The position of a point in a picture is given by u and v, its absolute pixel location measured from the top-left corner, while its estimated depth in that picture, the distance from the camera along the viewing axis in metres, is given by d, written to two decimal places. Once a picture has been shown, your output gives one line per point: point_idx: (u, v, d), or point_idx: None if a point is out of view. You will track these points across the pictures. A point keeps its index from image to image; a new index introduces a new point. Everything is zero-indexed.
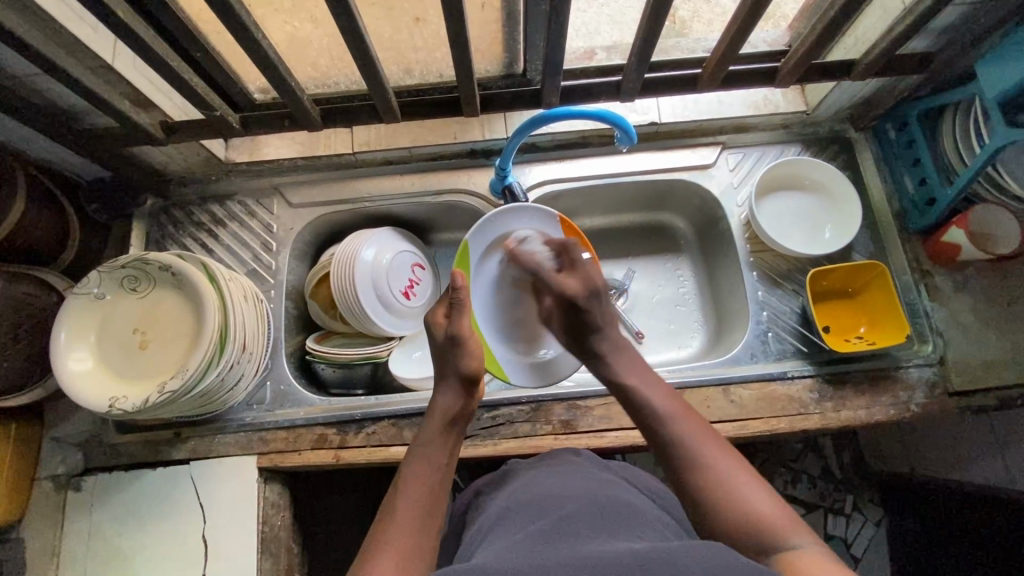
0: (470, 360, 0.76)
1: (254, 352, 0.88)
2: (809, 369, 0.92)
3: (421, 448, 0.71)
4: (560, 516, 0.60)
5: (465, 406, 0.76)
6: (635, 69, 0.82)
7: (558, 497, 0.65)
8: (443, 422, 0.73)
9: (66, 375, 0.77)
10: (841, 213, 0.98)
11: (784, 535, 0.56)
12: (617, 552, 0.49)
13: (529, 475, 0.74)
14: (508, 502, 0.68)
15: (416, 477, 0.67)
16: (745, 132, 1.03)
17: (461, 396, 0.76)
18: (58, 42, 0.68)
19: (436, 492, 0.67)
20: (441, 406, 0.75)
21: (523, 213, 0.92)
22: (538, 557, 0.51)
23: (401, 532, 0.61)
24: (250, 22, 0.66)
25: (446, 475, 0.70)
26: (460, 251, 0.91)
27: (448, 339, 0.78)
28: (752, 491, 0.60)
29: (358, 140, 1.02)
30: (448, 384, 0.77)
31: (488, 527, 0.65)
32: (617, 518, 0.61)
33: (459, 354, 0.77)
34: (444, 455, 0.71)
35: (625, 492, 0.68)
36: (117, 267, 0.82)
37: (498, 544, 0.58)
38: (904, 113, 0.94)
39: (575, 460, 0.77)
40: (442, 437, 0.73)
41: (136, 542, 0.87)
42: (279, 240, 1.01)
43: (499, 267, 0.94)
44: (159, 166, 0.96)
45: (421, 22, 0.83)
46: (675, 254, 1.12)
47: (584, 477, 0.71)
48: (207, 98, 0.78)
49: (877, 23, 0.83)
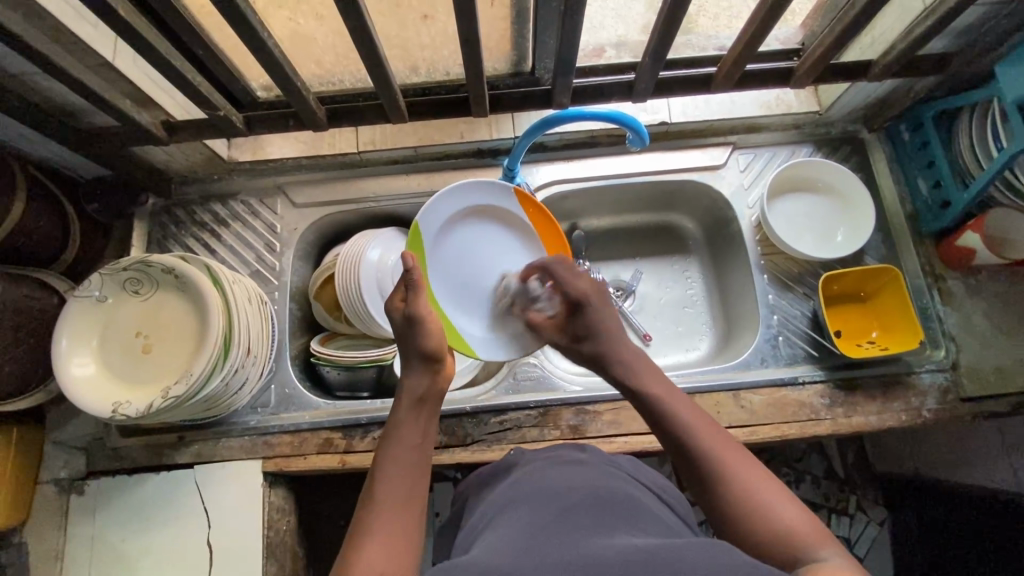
0: (428, 338, 0.72)
1: (258, 356, 0.87)
2: (820, 374, 0.91)
3: (394, 430, 0.67)
4: (561, 507, 0.58)
5: (433, 384, 0.71)
6: (649, 68, 0.80)
7: (557, 487, 0.62)
8: (412, 404, 0.69)
9: (68, 380, 0.76)
10: (854, 216, 0.97)
11: (810, 543, 0.54)
12: (619, 552, 0.48)
13: (530, 466, 0.71)
14: (507, 494, 0.66)
15: (391, 463, 0.63)
16: (756, 132, 1.02)
17: (427, 374, 0.71)
18: (56, 40, 0.66)
19: (414, 475, 0.63)
20: (407, 387, 0.70)
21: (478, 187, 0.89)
22: (541, 558, 0.49)
23: (384, 521, 0.58)
24: (255, 20, 0.64)
25: (425, 456, 0.65)
26: (410, 235, 0.84)
27: (404, 320, 0.73)
28: (774, 493, 0.58)
29: (363, 139, 1.00)
30: (414, 364, 0.71)
31: (486, 520, 0.63)
32: (617, 509, 0.58)
33: (418, 333, 0.72)
34: (418, 435, 0.66)
35: (632, 486, 0.66)
36: (120, 270, 0.80)
37: (498, 535, 0.55)
38: (919, 115, 0.92)
39: (575, 451, 0.74)
40: (414, 417, 0.68)
41: (140, 546, 0.86)
42: (283, 240, 0.99)
43: (456, 240, 0.89)
44: (161, 165, 0.94)
45: (429, 19, 0.81)
46: (684, 255, 1.11)
47: (585, 468, 0.68)
48: (210, 97, 0.76)
49: (896, 22, 0.81)
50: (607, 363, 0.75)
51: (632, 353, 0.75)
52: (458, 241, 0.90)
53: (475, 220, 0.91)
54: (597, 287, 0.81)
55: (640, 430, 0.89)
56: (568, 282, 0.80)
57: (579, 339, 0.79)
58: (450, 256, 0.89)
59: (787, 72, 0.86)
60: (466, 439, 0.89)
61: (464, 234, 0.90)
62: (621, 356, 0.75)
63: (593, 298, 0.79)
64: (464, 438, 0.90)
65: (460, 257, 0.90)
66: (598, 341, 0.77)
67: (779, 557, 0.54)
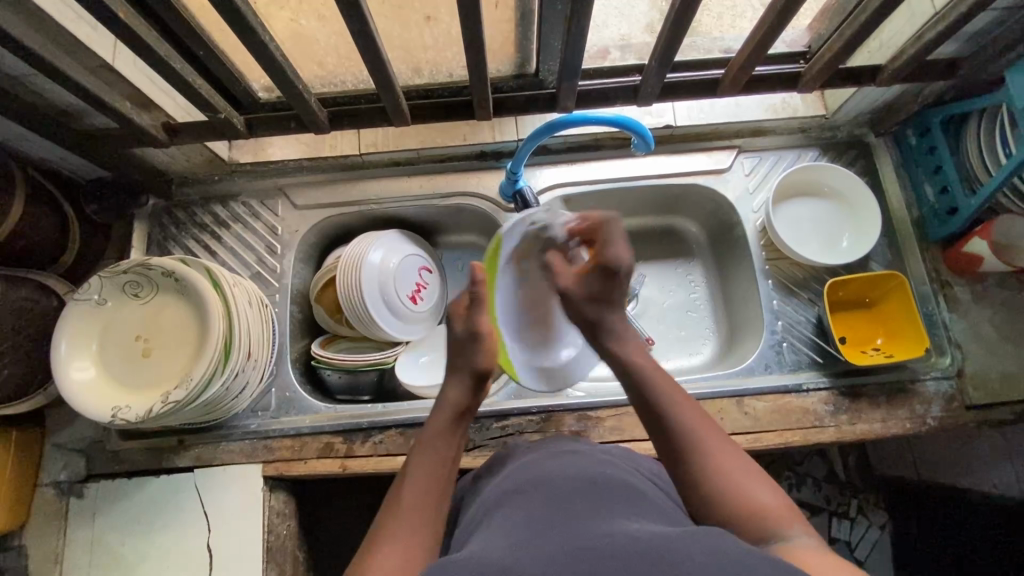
0: (486, 357, 0.73)
1: (259, 359, 0.86)
2: (824, 381, 0.90)
3: (427, 440, 0.66)
4: (559, 496, 0.56)
5: (474, 400, 0.71)
6: (655, 71, 0.79)
7: (556, 477, 0.61)
8: (451, 416, 0.68)
9: (68, 385, 0.75)
10: (859, 222, 0.96)
11: (777, 524, 0.54)
12: (618, 543, 0.47)
13: (526, 457, 0.69)
14: (504, 484, 0.64)
15: (423, 473, 0.62)
16: (761, 136, 1.01)
17: (469, 388, 0.71)
18: (55, 41, 0.66)
19: (444, 487, 0.62)
20: (449, 399, 0.70)
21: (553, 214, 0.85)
22: (537, 549, 0.47)
23: (406, 528, 0.57)
24: (257, 23, 0.63)
25: (453, 470, 0.65)
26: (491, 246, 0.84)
27: (466, 333, 0.73)
28: (746, 477, 0.58)
29: (365, 141, 1.00)
30: (460, 377, 0.72)
31: (483, 510, 0.62)
32: (620, 504, 0.56)
33: (476, 349, 0.73)
34: (452, 447, 0.66)
35: (632, 476, 0.64)
36: (120, 273, 0.80)
37: (494, 527, 0.54)
38: (926, 120, 0.91)
39: (573, 441, 0.72)
40: (451, 430, 0.67)
41: (139, 550, 0.86)
42: (284, 242, 0.98)
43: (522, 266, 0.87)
44: (161, 166, 0.94)
45: (433, 21, 0.80)
46: (687, 259, 1.10)
47: (584, 456, 0.67)
48: (211, 100, 0.75)
49: (906, 26, 0.80)
50: (603, 331, 0.74)
51: (631, 332, 0.75)
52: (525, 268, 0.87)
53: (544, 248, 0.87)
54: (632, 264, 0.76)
55: (644, 437, 0.88)
56: (611, 246, 0.75)
57: (591, 302, 0.75)
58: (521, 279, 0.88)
59: (794, 76, 0.85)
60: (468, 444, 0.89)
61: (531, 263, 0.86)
62: (619, 331, 0.74)
63: (626, 270, 0.75)
64: (465, 443, 0.89)
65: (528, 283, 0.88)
66: (608, 313, 0.75)
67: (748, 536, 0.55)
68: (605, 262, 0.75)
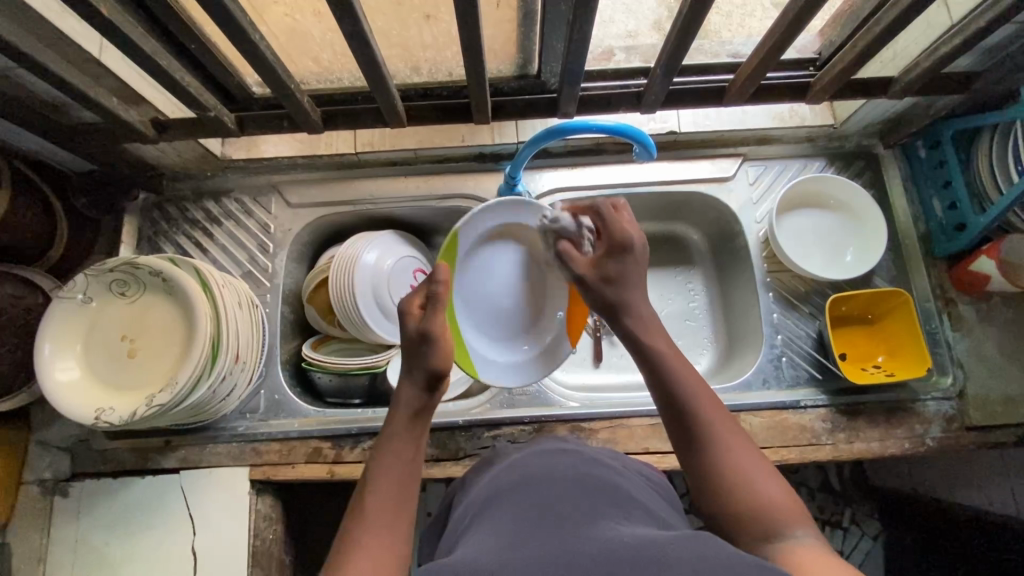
0: (441, 358, 0.63)
1: (248, 362, 0.84)
2: (823, 398, 0.89)
3: (385, 443, 0.61)
4: (545, 499, 0.55)
5: (431, 401, 0.64)
6: (661, 78, 0.76)
7: (543, 478, 0.60)
8: (407, 417, 0.62)
9: (50, 386, 0.74)
10: (864, 237, 0.94)
11: (787, 521, 0.52)
12: (603, 549, 0.45)
13: (516, 457, 0.68)
14: (493, 484, 0.63)
15: (381, 480, 0.58)
16: (767, 144, 0.99)
17: (426, 390, 0.63)
18: (40, 35, 0.64)
19: (408, 491, 0.59)
20: (402, 400, 0.63)
21: (516, 205, 0.79)
22: (522, 553, 0.46)
23: (372, 536, 0.54)
24: (246, 22, 0.61)
25: (416, 469, 0.61)
26: (444, 245, 0.76)
27: (416, 335, 0.64)
28: (760, 472, 0.56)
29: (361, 140, 0.97)
30: (412, 377, 0.64)
31: (470, 512, 0.60)
32: (608, 506, 0.55)
33: (428, 351, 0.63)
34: (412, 450, 0.61)
35: (623, 480, 0.63)
36: (106, 272, 0.78)
37: (484, 529, 0.53)
38: (937, 134, 0.89)
39: (562, 442, 0.71)
40: (409, 432, 0.62)
41: (123, 551, 0.85)
42: (276, 241, 0.97)
43: (484, 261, 0.81)
44: (152, 160, 0.91)
45: (432, 20, 0.77)
46: (687, 267, 1.08)
47: (573, 456, 0.65)
48: (201, 97, 0.73)
49: (923, 37, 0.78)
50: (622, 314, 0.68)
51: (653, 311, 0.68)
52: (484, 263, 0.81)
53: (508, 242, 0.81)
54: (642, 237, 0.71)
55: (637, 449, 0.87)
56: (618, 226, 0.70)
57: (606, 282, 0.69)
58: (477, 273, 0.81)
59: (804, 86, 0.83)
60: (459, 453, 0.88)
61: (492, 256, 0.81)
62: (640, 311, 0.68)
63: (639, 245, 0.70)
64: (456, 452, 0.88)
65: (485, 279, 0.82)
66: (624, 290, 0.68)
67: (753, 531, 0.53)
68: (614, 238, 0.70)
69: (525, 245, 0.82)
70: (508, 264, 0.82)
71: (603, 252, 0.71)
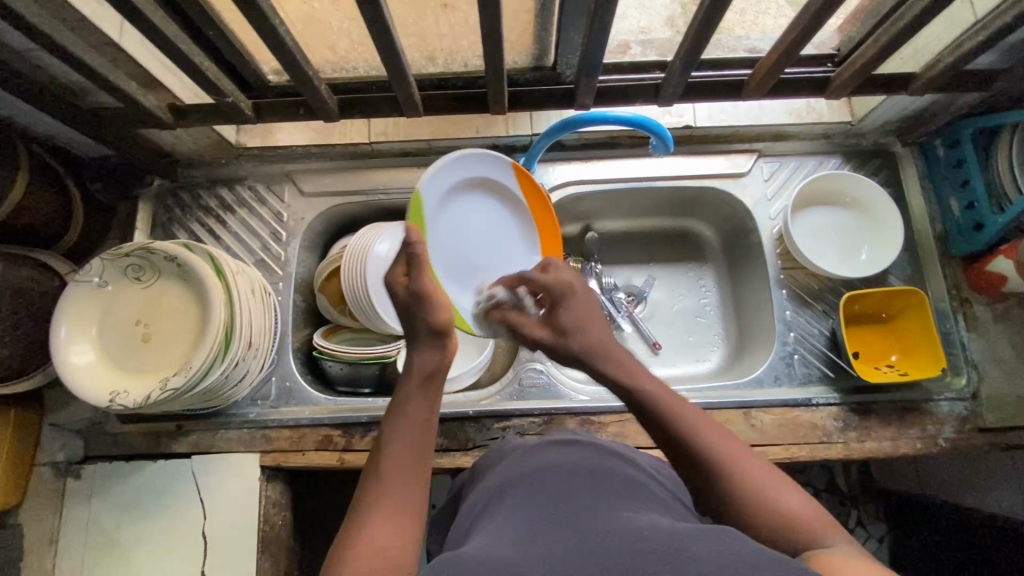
0: (438, 312, 0.64)
1: (260, 348, 0.85)
2: (835, 396, 0.88)
3: (399, 408, 0.62)
4: (559, 490, 0.55)
5: (442, 360, 0.65)
6: (680, 72, 0.76)
7: (556, 468, 0.60)
8: (419, 381, 0.63)
9: (66, 368, 0.74)
10: (879, 235, 0.93)
11: (817, 531, 0.51)
12: (620, 542, 0.45)
13: (525, 449, 0.68)
14: (505, 475, 0.64)
15: (397, 444, 0.59)
16: (783, 140, 0.98)
17: (437, 349, 0.65)
18: (60, 17, 0.64)
19: (421, 454, 0.59)
20: (414, 364, 0.64)
21: (477, 157, 0.80)
22: (539, 547, 0.46)
23: (387, 501, 0.54)
24: (267, 6, 0.61)
25: (430, 431, 0.61)
26: (411, 205, 0.71)
27: (411, 295, 0.65)
28: (780, 487, 0.54)
29: (375, 130, 0.97)
30: (418, 340, 0.65)
31: (484, 501, 0.61)
32: (620, 493, 0.56)
33: (427, 309, 0.64)
34: (425, 412, 0.62)
35: (636, 471, 0.63)
36: (120, 256, 0.78)
37: (496, 522, 0.53)
38: (957, 132, 0.87)
39: (573, 433, 0.72)
40: (420, 394, 0.63)
41: (135, 534, 0.85)
42: (289, 230, 0.97)
43: (454, 213, 0.80)
44: (166, 146, 0.92)
45: (449, 8, 0.77)
46: (699, 263, 1.07)
47: (585, 447, 0.66)
48: (218, 83, 0.73)
49: (945, 33, 0.77)
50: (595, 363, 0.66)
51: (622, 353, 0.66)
52: (455, 215, 0.80)
53: (472, 193, 0.82)
54: (579, 278, 0.72)
55: (646, 444, 0.87)
56: (553, 280, 0.70)
57: (562, 334, 0.68)
58: (450, 227, 0.79)
59: (823, 81, 0.82)
60: (468, 443, 0.88)
61: (461, 210, 0.81)
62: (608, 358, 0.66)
63: (579, 292, 0.70)
64: (465, 442, 0.88)
65: (457, 232, 0.81)
66: (585, 335, 0.67)
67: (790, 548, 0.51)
68: (556, 289, 0.70)
69: (487, 195, 0.84)
70: (477, 213, 0.83)
71: (549, 309, 0.70)
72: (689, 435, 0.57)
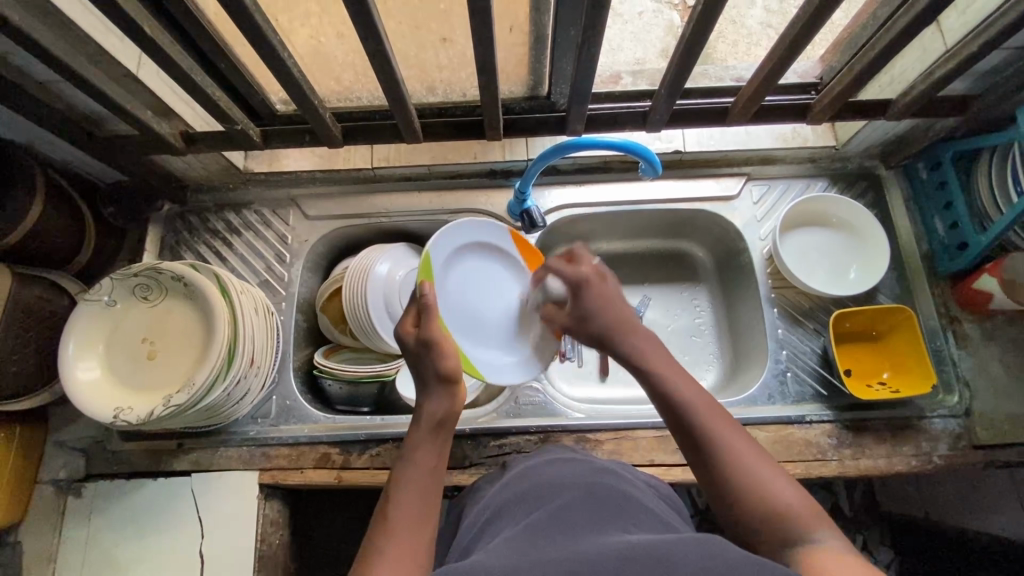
0: (445, 361, 0.66)
1: (262, 366, 0.87)
2: (827, 413, 0.89)
3: (407, 454, 0.63)
4: (556, 505, 0.56)
5: (450, 408, 0.66)
6: (666, 98, 0.79)
7: (555, 486, 0.60)
8: (429, 428, 0.64)
9: (73, 385, 0.76)
10: (867, 255, 0.96)
11: (803, 526, 0.52)
12: (612, 547, 0.45)
13: (526, 467, 0.69)
14: (505, 493, 0.64)
15: (408, 491, 0.59)
16: (771, 164, 1.02)
17: (446, 397, 0.66)
18: (83, 51, 0.69)
19: (429, 500, 0.60)
20: (425, 411, 0.66)
21: (473, 224, 0.85)
22: (534, 556, 0.47)
23: (392, 544, 0.55)
24: (277, 42, 0.66)
25: (441, 479, 0.62)
26: (422, 264, 0.78)
27: (420, 345, 0.68)
28: (774, 478, 0.56)
29: (378, 156, 1.01)
30: (431, 388, 0.67)
31: (484, 518, 0.61)
32: (615, 508, 0.56)
33: (432, 357, 0.67)
34: (433, 458, 0.63)
35: (635, 490, 0.63)
36: (130, 276, 0.81)
37: (497, 537, 0.54)
38: (938, 155, 0.91)
39: (569, 452, 0.73)
40: (430, 441, 0.64)
41: (131, 552, 0.86)
42: (293, 251, 1.00)
43: (463, 273, 0.85)
44: (177, 173, 0.96)
45: (448, 43, 0.83)
46: (692, 283, 1.10)
47: (583, 466, 0.66)
48: (229, 112, 0.78)
49: (917, 63, 0.81)
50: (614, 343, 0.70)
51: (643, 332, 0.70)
52: (461, 276, 0.84)
53: (474, 255, 0.86)
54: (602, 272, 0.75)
55: (640, 462, 0.88)
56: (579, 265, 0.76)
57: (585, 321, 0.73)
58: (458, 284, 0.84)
59: (805, 108, 0.86)
60: (464, 461, 0.89)
61: (465, 271, 0.85)
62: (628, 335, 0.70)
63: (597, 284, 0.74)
64: (461, 460, 0.89)
65: (463, 291, 0.84)
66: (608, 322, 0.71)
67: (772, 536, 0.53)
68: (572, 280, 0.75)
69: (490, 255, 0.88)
70: (478, 274, 0.86)
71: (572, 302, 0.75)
72: (696, 421, 0.60)
